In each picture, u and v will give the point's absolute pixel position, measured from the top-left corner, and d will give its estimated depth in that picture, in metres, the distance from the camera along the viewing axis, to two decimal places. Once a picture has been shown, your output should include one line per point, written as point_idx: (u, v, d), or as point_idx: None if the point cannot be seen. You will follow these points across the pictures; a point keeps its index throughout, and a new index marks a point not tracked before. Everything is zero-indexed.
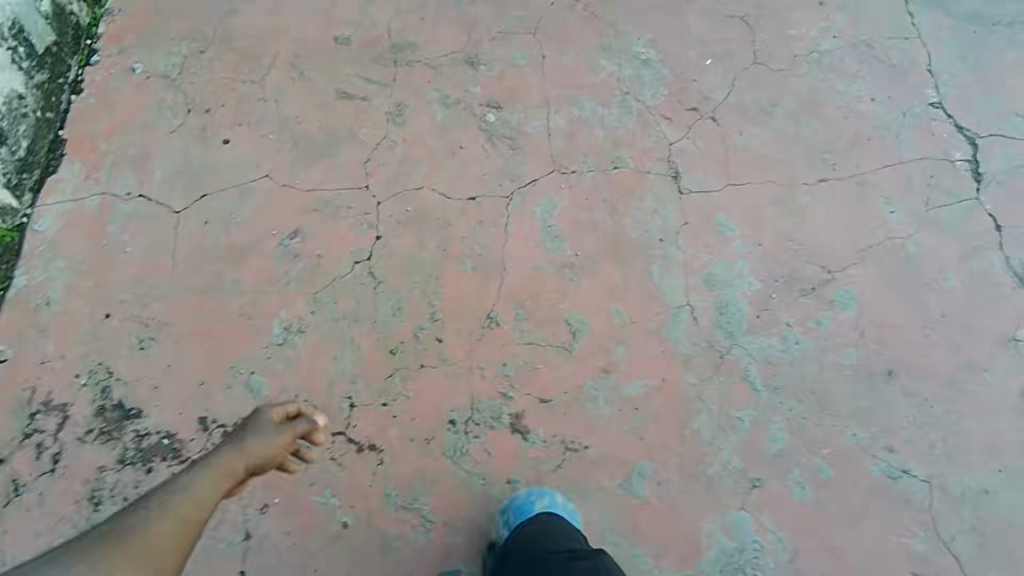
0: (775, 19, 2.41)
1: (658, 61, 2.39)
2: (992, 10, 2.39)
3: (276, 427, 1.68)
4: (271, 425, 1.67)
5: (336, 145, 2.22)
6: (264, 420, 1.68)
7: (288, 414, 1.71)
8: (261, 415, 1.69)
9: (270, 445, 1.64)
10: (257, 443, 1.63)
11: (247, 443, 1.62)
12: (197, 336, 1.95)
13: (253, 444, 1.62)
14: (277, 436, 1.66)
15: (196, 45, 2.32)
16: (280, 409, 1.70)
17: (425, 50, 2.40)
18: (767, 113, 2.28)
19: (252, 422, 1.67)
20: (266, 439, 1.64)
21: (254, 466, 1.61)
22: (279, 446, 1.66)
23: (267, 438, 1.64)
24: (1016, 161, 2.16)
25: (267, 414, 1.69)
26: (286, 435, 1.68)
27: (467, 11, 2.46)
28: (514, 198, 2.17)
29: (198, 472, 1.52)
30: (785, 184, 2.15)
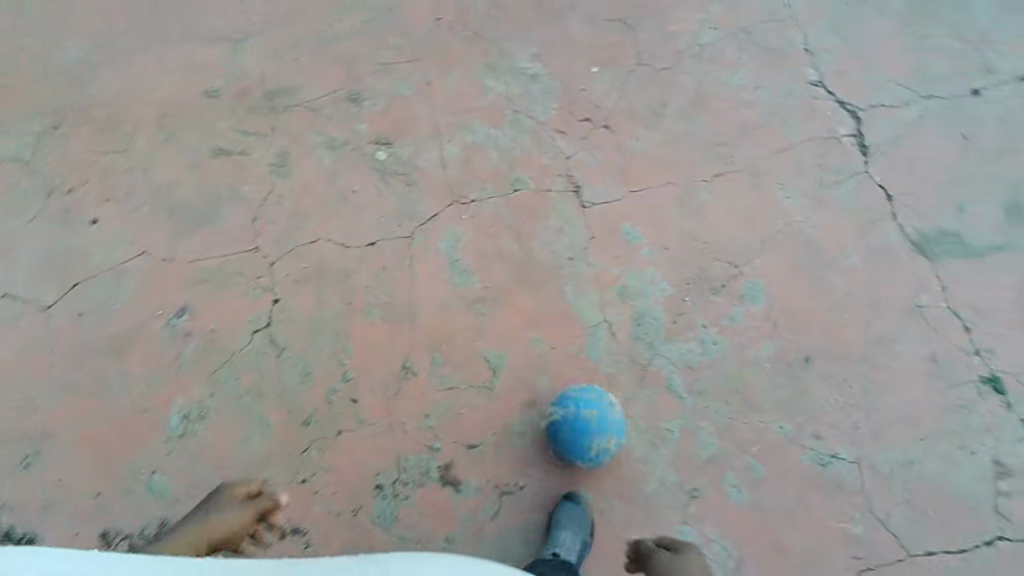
0: (654, 17, 2.40)
1: (545, 74, 2.35)
2: None
3: (240, 503, 1.68)
4: (234, 503, 1.68)
5: (218, 208, 2.12)
6: (226, 500, 1.69)
7: (250, 491, 1.72)
8: (221, 497, 1.70)
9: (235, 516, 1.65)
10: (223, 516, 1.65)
11: (213, 516, 1.64)
12: (86, 439, 1.90)
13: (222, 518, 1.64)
14: (241, 509, 1.66)
15: (49, 121, 2.21)
16: None
17: (304, 93, 2.29)
18: (657, 114, 2.27)
19: (214, 504, 1.68)
20: (231, 514, 1.65)
21: (217, 540, 1.59)
22: (243, 521, 1.65)
23: (230, 511, 1.65)
24: (898, 131, 2.18)
25: (229, 493, 1.70)
26: (251, 509, 1.68)
27: (344, 47, 2.36)
28: (416, 236, 2.10)
29: None
30: (683, 183, 2.15)
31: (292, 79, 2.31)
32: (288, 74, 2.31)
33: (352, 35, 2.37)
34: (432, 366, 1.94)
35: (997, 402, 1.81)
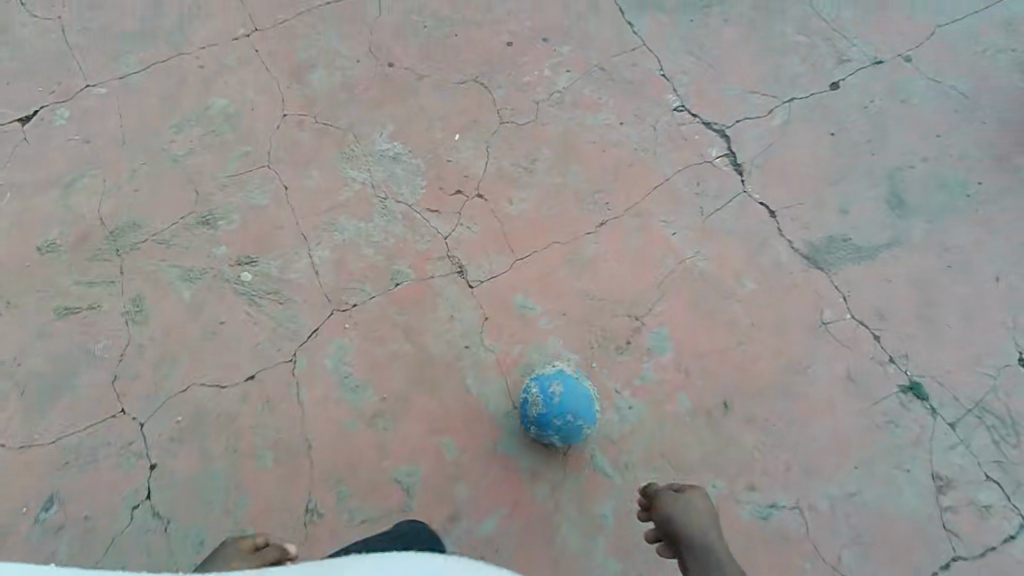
0: (506, 72, 2.33)
1: (406, 152, 2.23)
2: None
3: (241, 554, 1.41)
4: (237, 556, 1.41)
5: (74, 375, 1.95)
6: (227, 555, 1.41)
7: (257, 542, 1.46)
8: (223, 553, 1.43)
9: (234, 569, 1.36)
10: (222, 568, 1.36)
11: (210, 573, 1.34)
12: None
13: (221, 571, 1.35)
14: (244, 558, 1.39)
15: None
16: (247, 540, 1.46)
17: (154, 224, 2.13)
18: (529, 171, 2.17)
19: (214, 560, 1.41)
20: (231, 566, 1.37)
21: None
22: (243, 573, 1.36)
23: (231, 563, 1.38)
24: (768, 140, 2.13)
25: (234, 546, 1.44)
26: (252, 560, 1.40)
27: (186, 165, 2.23)
28: (298, 358, 1.93)
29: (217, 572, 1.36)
30: (569, 241, 2.04)
31: (132, 210, 2.15)
32: (129, 206, 2.16)
33: (192, 150, 2.26)
34: (340, 501, 1.79)
35: (921, 410, 1.77)
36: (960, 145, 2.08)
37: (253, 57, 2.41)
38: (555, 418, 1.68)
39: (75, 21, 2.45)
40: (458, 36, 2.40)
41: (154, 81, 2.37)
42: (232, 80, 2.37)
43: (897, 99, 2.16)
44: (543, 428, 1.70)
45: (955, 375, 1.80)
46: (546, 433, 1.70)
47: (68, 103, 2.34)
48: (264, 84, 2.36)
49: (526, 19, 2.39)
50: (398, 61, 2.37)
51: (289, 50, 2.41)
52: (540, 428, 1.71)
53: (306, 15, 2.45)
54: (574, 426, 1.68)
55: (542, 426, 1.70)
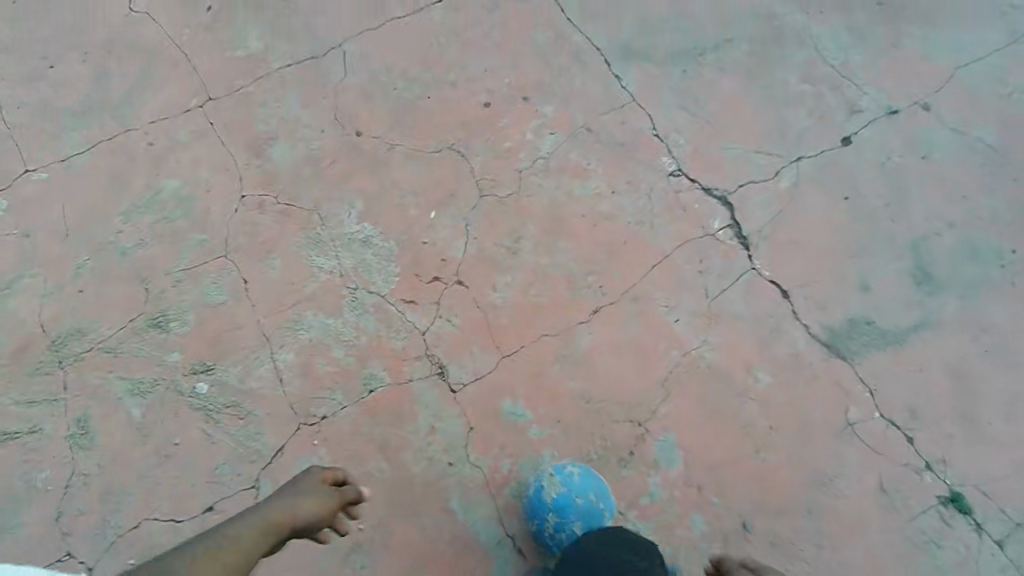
0: (485, 137, 2.12)
1: (377, 235, 2.02)
2: (696, 33, 2.13)
3: (325, 487, 1.40)
4: (320, 488, 1.39)
5: (16, 512, 1.75)
6: (310, 482, 1.39)
7: (337, 478, 1.45)
8: (306, 478, 1.40)
9: (315, 503, 1.34)
10: (309, 498, 1.35)
11: (300, 498, 1.33)
12: None
13: (307, 499, 1.34)
14: (328, 494, 1.39)
15: None
16: (329, 472, 1.45)
17: (100, 330, 1.91)
18: (513, 251, 1.96)
19: (299, 482, 1.38)
20: (318, 497, 1.36)
21: (295, 528, 1.28)
22: (330, 507, 1.37)
23: (314, 494, 1.36)
24: (776, 206, 1.92)
25: (313, 475, 1.42)
26: (336, 498, 1.40)
27: (134, 258, 2.01)
28: (262, 482, 1.76)
29: (279, 499, 1.31)
30: (560, 332, 1.84)
31: (78, 312, 1.94)
32: (74, 308, 1.94)
33: (141, 242, 2.03)
34: None
35: (966, 526, 1.65)
36: (989, 207, 1.88)
37: (209, 131, 2.17)
38: (577, 494, 1.60)
39: (7, 95, 2.19)
40: (431, 97, 2.17)
41: (103, 159, 2.13)
42: (185, 157, 2.14)
43: (918, 154, 1.94)
44: (565, 510, 1.59)
45: (994, 479, 1.67)
46: (567, 518, 1.58)
47: (6, 192, 2.10)
48: (220, 161, 2.14)
49: (504, 75, 2.16)
50: (366, 129, 2.16)
51: (247, 120, 2.18)
52: (561, 512, 1.59)
53: (264, 79, 2.21)
54: (597, 505, 1.59)
55: (562, 508, 1.59)
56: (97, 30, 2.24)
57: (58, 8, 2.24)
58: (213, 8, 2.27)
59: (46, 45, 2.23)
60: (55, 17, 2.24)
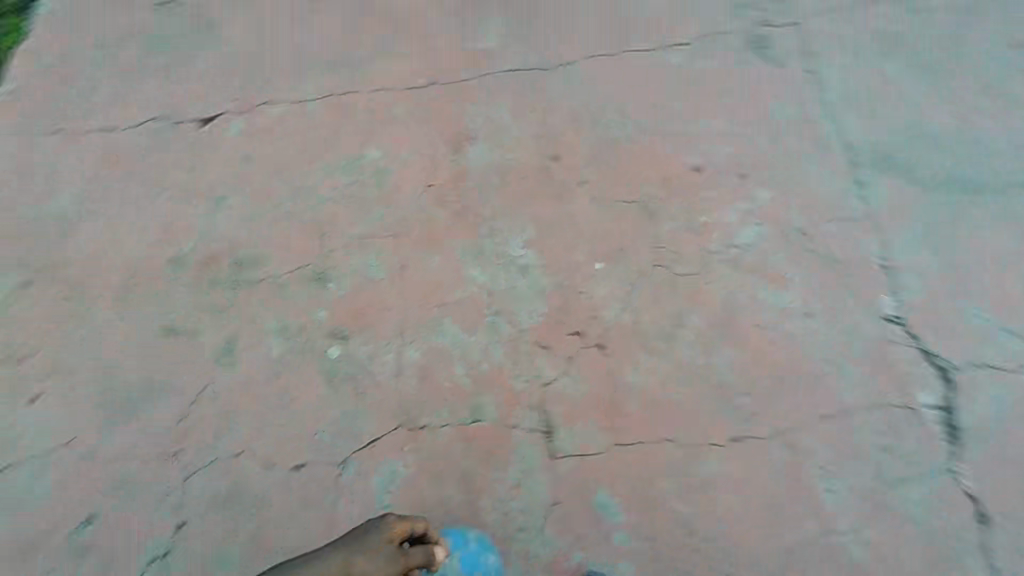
0: (683, 202, 1.97)
1: (539, 266, 1.95)
2: (961, 170, 1.93)
3: (386, 551, 1.40)
4: (384, 546, 1.41)
5: (149, 398, 1.88)
6: (377, 536, 1.42)
7: (408, 532, 1.43)
8: (376, 529, 1.43)
9: (370, 568, 1.38)
10: (364, 558, 1.39)
11: (355, 559, 1.39)
12: None
13: (364, 559, 1.39)
14: (385, 560, 1.39)
15: (25, 278, 2.14)
16: (403, 526, 1.43)
17: (272, 266, 2.06)
18: (670, 336, 1.81)
19: (368, 533, 1.42)
20: (375, 562, 1.38)
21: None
22: (383, 574, 1.38)
23: (369, 559, 1.39)
24: (1003, 404, 1.67)
25: (383, 530, 1.42)
26: (395, 565, 1.39)
27: (323, 212, 2.14)
28: (349, 463, 1.74)
29: (339, 553, 1.41)
30: (688, 446, 1.69)
31: (263, 244, 2.11)
32: (261, 238, 2.11)
33: (335, 198, 2.15)
34: None
35: None
36: None
37: (425, 112, 2.24)
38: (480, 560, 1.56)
39: (276, 34, 2.45)
40: (642, 141, 2.07)
41: (330, 112, 2.29)
42: (395, 131, 2.23)
43: None
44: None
45: None
46: None
47: (245, 115, 2.32)
48: (423, 143, 2.19)
49: (727, 141, 2.04)
50: (565, 154, 2.09)
51: (459, 112, 2.22)
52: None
53: (489, 77, 2.24)
54: None
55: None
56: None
57: None
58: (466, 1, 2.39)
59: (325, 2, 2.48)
60: None
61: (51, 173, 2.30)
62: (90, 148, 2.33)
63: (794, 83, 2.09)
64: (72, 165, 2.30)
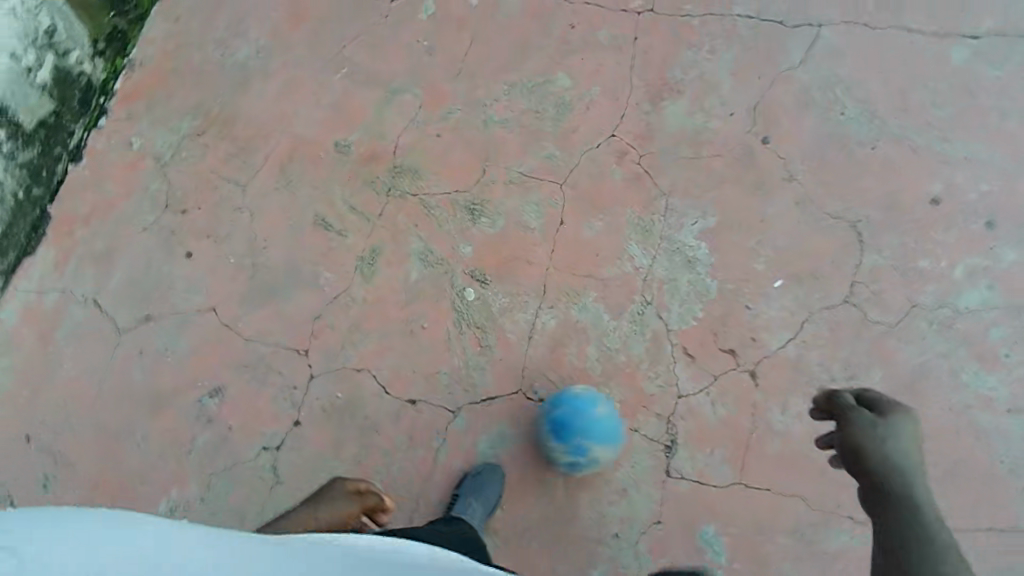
0: (903, 234, 1.65)
1: (706, 263, 1.73)
2: None
3: (346, 496, 1.63)
4: (341, 497, 1.63)
5: (292, 287, 1.94)
6: (336, 491, 1.64)
7: (359, 487, 1.65)
8: (336, 487, 1.66)
9: (342, 506, 1.60)
10: (329, 509, 1.59)
11: (328, 505, 1.60)
12: (99, 488, 1.82)
13: (326, 509, 1.59)
14: (343, 503, 1.61)
15: (196, 125, 2.13)
16: (355, 482, 1.67)
17: (429, 180, 1.97)
18: (837, 387, 1.59)
19: (326, 493, 1.65)
20: (340, 506, 1.60)
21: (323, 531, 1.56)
22: (345, 513, 1.59)
23: (339, 501, 1.61)
24: None
25: (342, 484, 1.66)
26: (357, 505, 1.62)
27: (492, 134, 1.98)
28: (460, 414, 1.76)
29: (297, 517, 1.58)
30: (821, 511, 1.56)
31: (425, 154, 2.00)
32: (426, 147, 2.00)
33: (508, 122, 1.98)
34: None
35: None
36: None
37: (629, 45, 1.96)
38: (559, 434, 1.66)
39: None
40: (876, 149, 1.72)
41: (526, 17, 2.04)
42: (591, 60, 1.97)
43: None
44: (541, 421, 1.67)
45: None
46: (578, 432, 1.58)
47: None
48: (618, 82, 1.94)
49: (988, 176, 1.66)
50: (779, 141, 1.78)
51: (669, 55, 1.92)
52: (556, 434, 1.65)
53: (713, 20, 1.91)
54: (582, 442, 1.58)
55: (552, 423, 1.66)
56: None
57: None
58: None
59: None
60: None
61: (235, 13, 2.19)
62: None
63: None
64: (257, 9, 2.18)
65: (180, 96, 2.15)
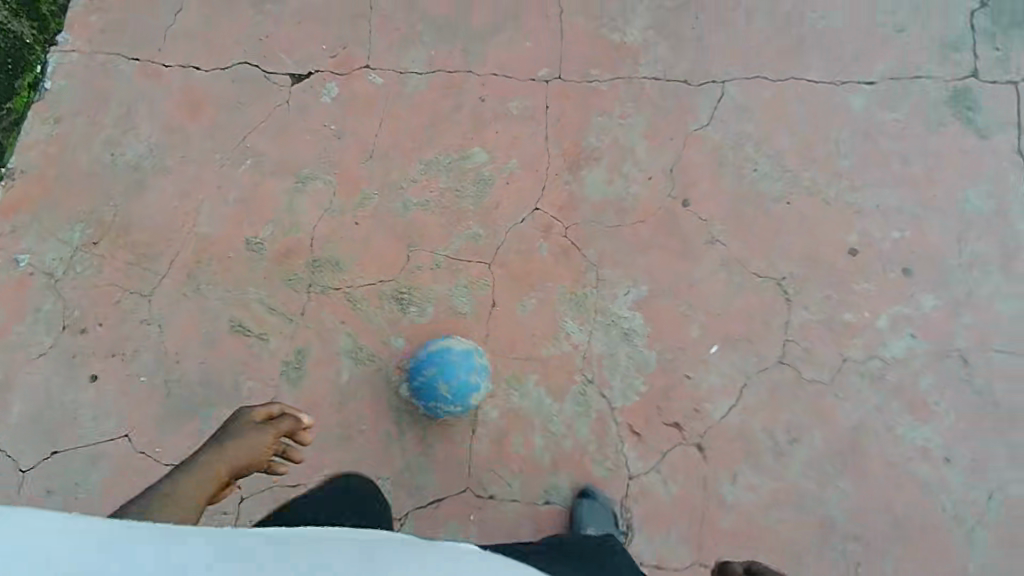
0: (825, 290, 1.66)
1: (644, 334, 1.71)
2: None
3: (255, 426, 1.32)
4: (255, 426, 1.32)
5: (215, 402, 1.82)
6: (246, 419, 1.33)
7: (272, 412, 1.35)
8: (241, 415, 1.34)
9: (253, 440, 1.29)
10: (242, 443, 1.27)
11: (226, 446, 1.26)
12: None
13: (241, 442, 1.28)
14: (259, 434, 1.30)
15: (90, 233, 1.98)
16: (262, 408, 1.35)
17: (351, 271, 1.89)
18: (782, 452, 1.60)
19: (231, 421, 1.32)
20: (249, 438, 1.29)
21: (236, 471, 1.24)
22: (263, 447, 1.30)
23: (244, 438, 1.28)
24: None
25: (249, 412, 1.34)
26: (271, 434, 1.32)
27: (413, 217, 1.92)
28: (407, 522, 1.68)
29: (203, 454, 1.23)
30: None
31: (343, 244, 1.92)
32: (345, 237, 1.92)
33: (427, 203, 1.92)
34: None
35: None
36: None
37: (541, 113, 1.93)
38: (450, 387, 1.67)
39: None
40: (791, 204, 1.72)
41: (434, 93, 2.00)
42: (505, 132, 1.94)
43: None
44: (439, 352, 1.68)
45: None
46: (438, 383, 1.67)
47: (341, 78, 2.05)
48: (534, 155, 1.91)
49: (901, 223, 1.68)
50: (698, 202, 1.77)
51: (581, 122, 1.90)
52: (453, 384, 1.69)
53: (622, 82, 1.89)
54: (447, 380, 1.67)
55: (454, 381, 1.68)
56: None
57: None
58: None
59: None
60: None
61: (127, 110, 2.07)
62: (171, 86, 2.08)
63: (987, 162, 1.69)
64: (150, 104, 2.07)
65: (71, 203, 2.00)
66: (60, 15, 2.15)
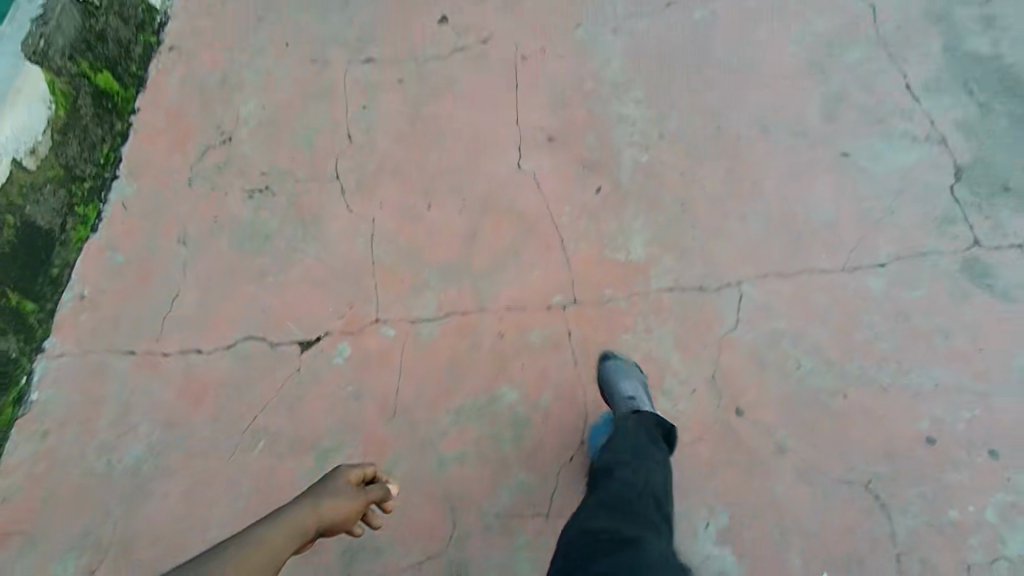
0: (920, 488, 1.61)
1: (740, 572, 1.58)
2: None
3: (353, 488, 1.32)
4: (348, 487, 1.31)
5: None
6: (339, 481, 1.31)
7: (365, 477, 1.36)
8: (336, 475, 1.32)
9: (349, 500, 1.29)
10: (337, 498, 1.27)
11: (324, 498, 1.25)
12: None
13: (337, 495, 1.27)
14: (353, 497, 1.30)
15: (84, 560, 1.75)
16: (357, 470, 1.35)
17: (394, 552, 1.71)
18: None
19: (329, 478, 1.31)
20: (345, 497, 1.28)
21: (331, 525, 1.24)
22: (356, 508, 1.29)
23: (344, 495, 1.29)
24: None
25: (342, 474, 1.33)
26: (363, 499, 1.32)
27: (450, 476, 1.77)
28: None
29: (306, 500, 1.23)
30: None
31: (382, 517, 1.75)
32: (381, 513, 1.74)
33: (463, 456, 1.79)
34: None
35: None
36: None
37: (565, 340, 1.89)
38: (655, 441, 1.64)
39: (379, 229, 2.09)
40: (849, 397, 1.70)
41: (451, 336, 1.93)
42: (531, 365, 1.87)
43: None
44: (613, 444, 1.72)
45: None
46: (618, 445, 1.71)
47: (352, 336, 1.97)
48: (567, 384, 1.84)
49: (969, 401, 1.67)
50: (751, 409, 1.72)
51: (607, 345, 1.86)
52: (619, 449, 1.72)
53: (638, 298, 1.89)
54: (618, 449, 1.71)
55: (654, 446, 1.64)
56: (484, 183, 2.12)
57: (449, 153, 2.17)
58: (602, 190, 2.05)
59: (431, 185, 2.13)
60: (445, 159, 2.16)
61: (123, 409, 1.91)
62: (171, 374, 1.95)
63: None
64: (148, 399, 1.92)
65: (64, 530, 1.78)
66: (48, 318, 2.02)
